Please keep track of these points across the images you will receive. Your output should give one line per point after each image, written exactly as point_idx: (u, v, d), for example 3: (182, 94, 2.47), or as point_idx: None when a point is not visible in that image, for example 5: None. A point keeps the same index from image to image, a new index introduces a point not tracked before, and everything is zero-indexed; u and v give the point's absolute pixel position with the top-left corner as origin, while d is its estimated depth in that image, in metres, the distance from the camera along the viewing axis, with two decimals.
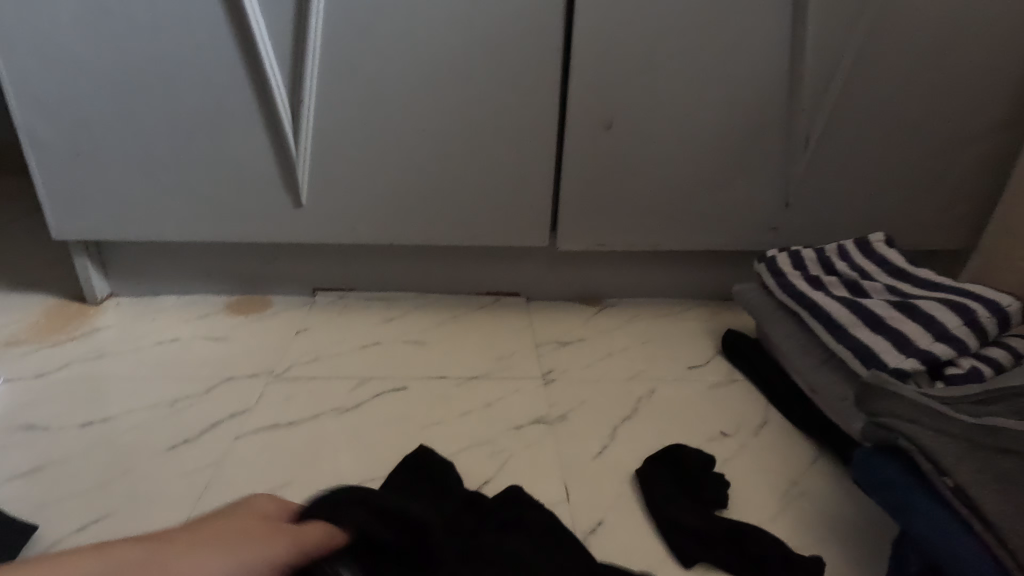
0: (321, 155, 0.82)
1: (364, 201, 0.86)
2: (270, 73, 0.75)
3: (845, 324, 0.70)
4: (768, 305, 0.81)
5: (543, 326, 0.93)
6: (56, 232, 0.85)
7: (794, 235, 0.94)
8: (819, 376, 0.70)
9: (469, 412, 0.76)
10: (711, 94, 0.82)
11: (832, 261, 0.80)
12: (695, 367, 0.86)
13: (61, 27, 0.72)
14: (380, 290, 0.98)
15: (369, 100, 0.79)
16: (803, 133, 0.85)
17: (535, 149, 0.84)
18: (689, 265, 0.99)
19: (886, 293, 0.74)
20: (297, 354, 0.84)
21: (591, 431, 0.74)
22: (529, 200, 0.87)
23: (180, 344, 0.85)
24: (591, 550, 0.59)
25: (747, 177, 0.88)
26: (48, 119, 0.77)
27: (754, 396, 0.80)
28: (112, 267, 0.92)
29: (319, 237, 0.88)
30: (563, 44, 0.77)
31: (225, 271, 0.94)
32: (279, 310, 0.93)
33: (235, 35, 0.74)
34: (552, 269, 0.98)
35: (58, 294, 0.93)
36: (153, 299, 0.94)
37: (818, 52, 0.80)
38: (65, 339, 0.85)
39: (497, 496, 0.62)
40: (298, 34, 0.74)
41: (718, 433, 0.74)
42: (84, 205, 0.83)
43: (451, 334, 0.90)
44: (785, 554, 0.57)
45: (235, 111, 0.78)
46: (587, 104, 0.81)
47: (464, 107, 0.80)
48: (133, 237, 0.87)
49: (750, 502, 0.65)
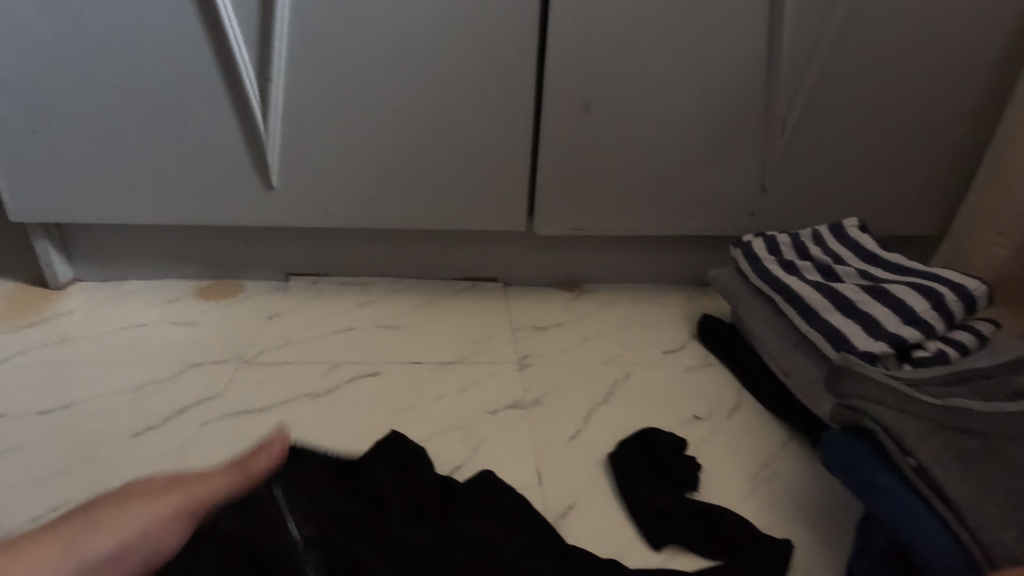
0: (291, 135, 0.80)
1: (336, 183, 0.84)
2: (236, 48, 0.72)
3: (817, 308, 0.70)
4: (743, 289, 0.82)
5: (520, 311, 0.92)
6: (14, 213, 0.82)
7: (770, 220, 0.94)
8: (791, 359, 0.71)
9: (443, 397, 0.75)
10: (689, 77, 0.81)
11: (807, 246, 0.80)
12: (670, 352, 0.86)
13: None
14: (355, 274, 0.96)
15: (340, 78, 0.76)
16: (780, 118, 0.85)
17: (511, 131, 0.82)
18: (667, 250, 0.99)
19: (858, 278, 0.74)
20: (268, 339, 0.82)
21: (566, 416, 0.73)
22: (505, 184, 0.86)
23: (147, 329, 0.83)
24: (561, 533, 0.60)
25: (724, 161, 0.88)
26: (1, 94, 0.74)
27: (728, 380, 0.81)
28: (75, 250, 0.89)
29: (290, 220, 0.86)
30: (540, 24, 0.76)
31: (194, 254, 0.92)
32: (251, 294, 0.91)
33: (198, 8, 0.71)
34: (529, 253, 0.97)
35: (18, 278, 0.90)
36: (119, 284, 0.92)
37: (796, 36, 0.79)
38: (25, 324, 0.82)
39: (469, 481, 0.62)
40: (265, 8, 0.71)
41: (692, 417, 0.74)
42: (42, 185, 0.80)
43: (427, 319, 0.89)
44: (751, 533, 0.58)
45: (200, 88, 0.75)
46: (563, 86, 0.79)
47: (439, 87, 0.78)
48: (96, 219, 0.84)
49: (720, 484, 0.66)
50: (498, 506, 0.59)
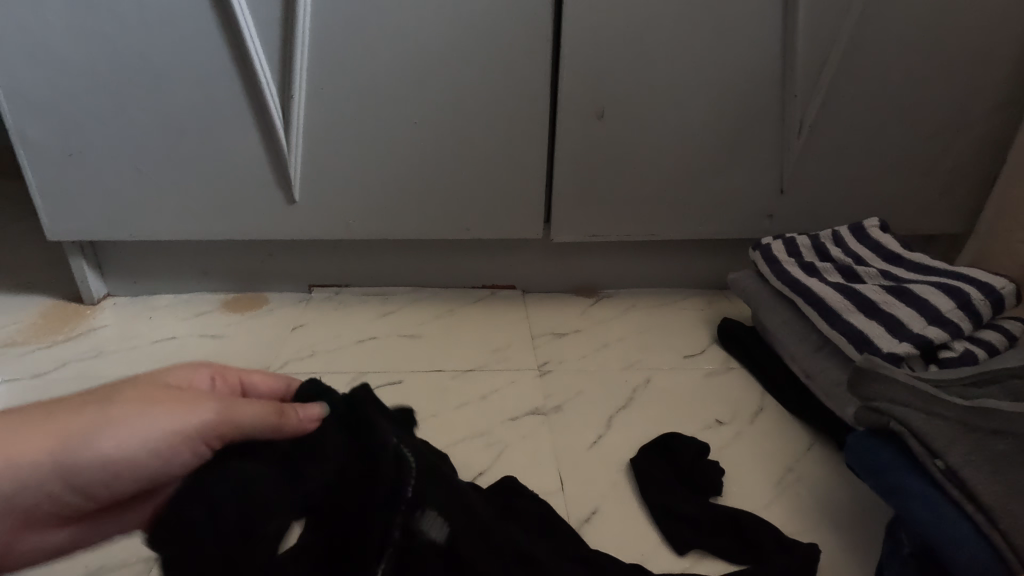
0: (312, 151, 0.82)
1: (357, 196, 0.86)
2: (260, 68, 0.75)
3: (839, 310, 0.69)
4: (763, 292, 0.81)
5: (539, 318, 0.93)
6: (50, 232, 0.85)
7: (789, 222, 0.94)
8: (814, 362, 0.70)
9: (466, 405, 0.76)
10: (703, 81, 0.81)
11: (827, 248, 0.80)
12: (690, 356, 0.85)
13: (49, 27, 0.72)
14: (376, 284, 0.98)
15: (359, 94, 0.78)
16: (796, 119, 0.85)
17: (527, 141, 0.83)
18: (684, 254, 0.99)
19: (881, 278, 0.73)
20: (293, 350, 0.84)
21: (586, 422, 0.74)
22: (522, 192, 0.87)
23: (177, 342, 0.85)
24: (585, 538, 0.60)
25: (741, 164, 0.88)
26: (38, 118, 0.77)
27: (750, 384, 0.80)
28: (108, 267, 0.93)
29: (313, 233, 0.88)
30: (553, 35, 0.77)
31: (221, 268, 0.94)
32: (276, 306, 0.94)
33: (223, 32, 0.73)
34: (547, 261, 0.98)
35: (55, 295, 0.93)
36: (150, 298, 0.95)
37: (810, 37, 0.79)
38: (62, 339, 0.85)
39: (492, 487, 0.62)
40: (286, 30, 0.73)
41: (714, 421, 0.74)
42: (77, 205, 0.83)
43: (447, 327, 0.90)
44: (779, 540, 0.57)
45: (225, 108, 0.78)
46: (578, 94, 0.80)
47: (455, 99, 0.80)
48: (128, 236, 0.87)
49: (745, 489, 0.66)
50: (525, 511, 0.58)
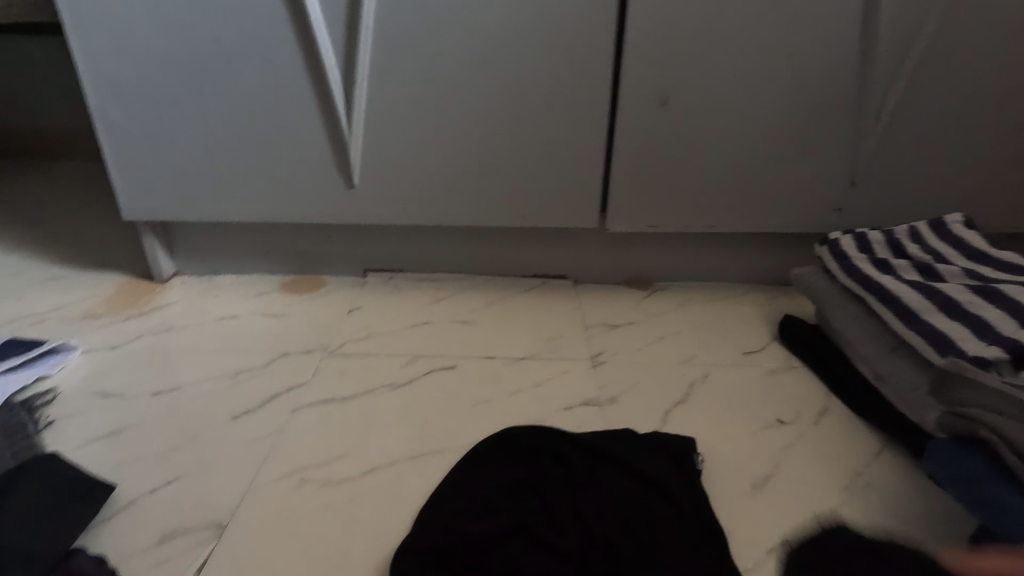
0: (373, 136, 0.83)
1: (414, 183, 0.86)
2: (325, 52, 0.76)
3: (918, 310, 0.66)
4: (830, 289, 0.78)
5: (592, 308, 0.92)
6: (126, 212, 0.89)
7: (859, 217, 0.89)
8: (888, 363, 0.67)
9: (519, 393, 0.75)
10: (777, 67, 0.78)
11: (903, 244, 0.76)
12: (750, 353, 0.83)
13: (133, 15, 0.75)
14: (429, 270, 0.99)
15: (420, 80, 0.79)
16: (874, 108, 0.80)
17: (587, 128, 0.82)
18: (745, 248, 0.96)
19: (964, 277, 0.69)
20: (349, 332, 0.86)
21: (642, 414, 0.72)
22: (580, 181, 0.86)
23: (241, 319, 0.88)
24: (621, 504, 0.57)
25: (810, 153, 0.84)
26: (120, 103, 0.81)
27: (814, 385, 0.77)
28: (177, 247, 0.97)
29: (372, 218, 0.89)
30: (618, 19, 0.75)
31: (282, 251, 0.97)
32: (332, 289, 0.96)
33: (291, 17, 0.74)
34: (601, 251, 0.96)
35: (128, 272, 0.98)
36: (215, 277, 0.98)
37: (895, 21, 0.74)
38: (136, 313, 0.89)
39: (520, 509, 0.56)
40: (352, 16, 0.74)
41: (775, 421, 0.71)
42: (151, 187, 0.87)
43: (500, 314, 0.90)
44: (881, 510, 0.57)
45: (293, 93, 0.80)
46: (641, 81, 0.78)
47: (516, 85, 0.79)
48: (197, 217, 0.90)
49: (809, 492, 0.62)
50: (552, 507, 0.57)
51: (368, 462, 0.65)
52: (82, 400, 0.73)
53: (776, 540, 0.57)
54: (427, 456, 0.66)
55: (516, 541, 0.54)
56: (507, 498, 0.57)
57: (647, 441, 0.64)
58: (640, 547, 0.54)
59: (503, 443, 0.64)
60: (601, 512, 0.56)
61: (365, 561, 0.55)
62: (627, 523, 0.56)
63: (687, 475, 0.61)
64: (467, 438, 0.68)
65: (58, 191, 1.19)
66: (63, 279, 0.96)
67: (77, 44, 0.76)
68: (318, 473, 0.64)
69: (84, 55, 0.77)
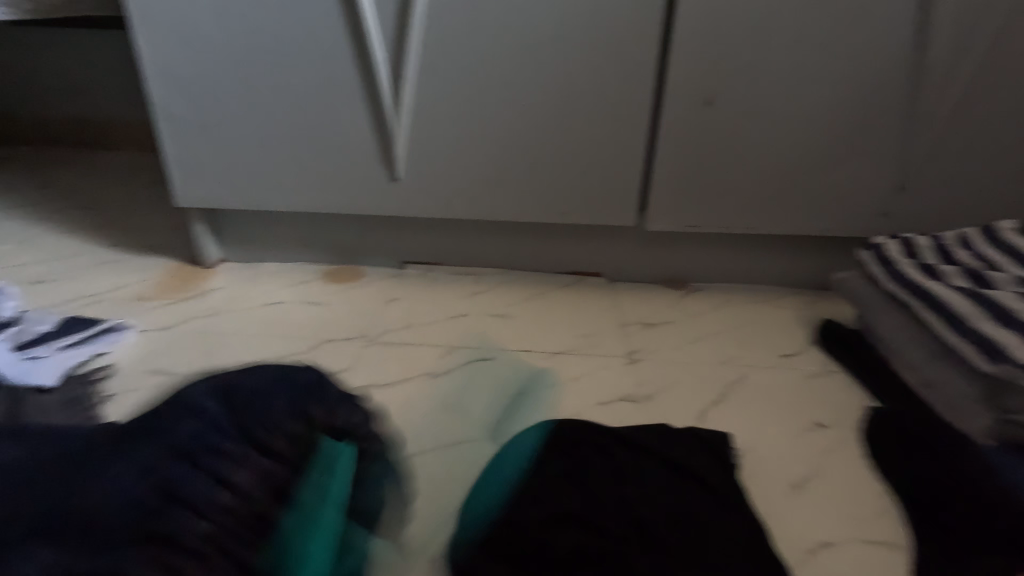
0: (418, 130, 0.84)
1: (457, 176, 0.88)
2: (376, 47, 0.78)
3: (967, 317, 0.65)
4: (874, 294, 0.77)
5: (628, 306, 0.93)
6: (180, 200, 0.92)
7: (905, 222, 0.88)
8: (934, 370, 0.67)
9: (557, 386, 0.76)
10: (826, 68, 0.77)
11: (952, 251, 0.74)
12: (788, 356, 0.82)
13: (194, 9, 0.77)
14: (467, 264, 1.00)
15: (467, 76, 0.80)
16: (924, 112, 0.79)
17: (630, 126, 0.82)
18: (785, 250, 0.95)
19: (1016, 285, 0.67)
20: (389, 321, 0.88)
21: (679, 412, 0.72)
22: (621, 179, 0.86)
23: (285, 306, 0.91)
24: (663, 496, 0.58)
25: (857, 157, 0.83)
26: (179, 95, 0.84)
27: (855, 389, 0.76)
28: (224, 234, 1.00)
29: (414, 210, 0.91)
30: (665, 18, 0.75)
31: (324, 241, 1.00)
32: (372, 280, 0.98)
33: (344, 12, 0.76)
34: (638, 250, 0.96)
35: (178, 258, 1.02)
36: (259, 265, 1.01)
37: (950, 24, 0.73)
38: (186, 297, 0.93)
39: (566, 499, 0.57)
40: (403, 12, 0.75)
41: (814, 424, 0.71)
42: (204, 176, 0.90)
43: (537, 309, 0.91)
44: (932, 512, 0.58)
45: (343, 86, 0.82)
46: (686, 81, 0.79)
47: (561, 82, 0.80)
48: (247, 206, 0.93)
49: (850, 496, 0.62)
50: (597, 495, 0.57)
51: (410, 448, 0.67)
52: (137, 377, 0.77)
53: (814, 541, 0.57)
54: (467, 444, 0.67)
55: (565, 531, 0.54)
56: (550, 486, 0.59)
57: (684, 434, 0.65)
58: (682, 537, 0.54)
59: (543, 436, 0.65)
60: (643, 504, 0.57)
61: (410, 542, 0.57)
62: (670, 512, 0.56)
63: (729, 471, 0.61)
64: (505, 428, 0.70)
65: (111, 178, 1.24)
66: (118, 261, 1.00)
67: (140, 38, 0.80)
68: None
69: (146, 48, 0.80)
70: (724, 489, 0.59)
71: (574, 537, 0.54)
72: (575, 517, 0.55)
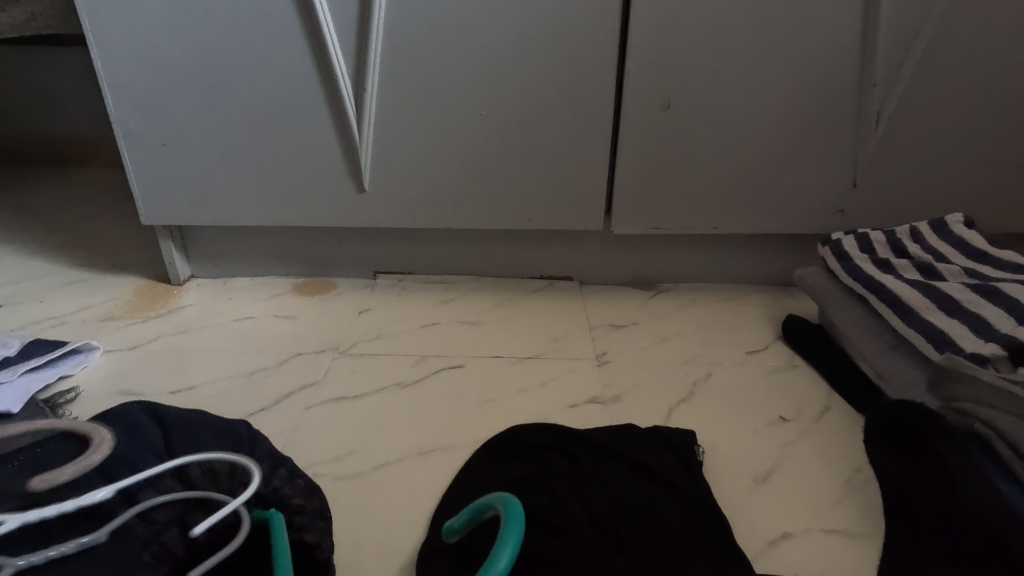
0: (383, 141, 0.85)
1: (423, 186, 0.88)
2: (337, 61, 0.78)
3: (917, 309, 0.67)
4: (833, 289, 0.79)
5: (597, 309, 0.94)
6: (145, 217, 0.91)
7: (862, 218, 0.91)
8: (889, 361, 0.69)
9: (527, 390, 0.77)
10: (778, 70, 0.79)
11: (904, 244, 0.77)
12: (754, 352, 0.84)
13: (152, 26, 0.77)
14: (437, 273, 1.01)
15: (428, 86, 0.81)
16: (874, 111, 0.82)
17: (592, 133, 0.84)
18: (748, 249, 0.97)
19: (964, 276, 0.70)
20: (360, 332, 0.88)
21: (646, 412, 0.73)
22: (585, 184, 0.88)
23: (255, 320, 0.91)
24: (629, 495, 0.59)
25: (812, 156, 0.85)
26: (140, 112, 0.83)
27: (817, 383, 0.78)
28: (193, 251, 0.99)
29: (381, 221, 0.92)
30: (620, 25, 0.77)
31: (294, 254, 1.00)
32: (343, 291, 0.98)
33: (303, 26, 0.77)
34: (606, 253, 0.98)
35: (146, 276, 1.01)
36: (229, 280, 1.01)
37: (894, 25, 0.76)
38: (153, 315, 0.92)
39: (532, 504, 0.58)
40: (363, 26, 0.76)
41: (778, 418, 0.72)
42: (168, 191, 0.89)
43: (507, 315, 0.92)
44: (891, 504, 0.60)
45: (305, 99, 0.82)
46: (645, 87, 0.80)
47: (521, 91, 0.81)
48: (214, 221, 0.93)
49: (811, 487, 0.64)
50: (563, 498, 0.58)
51: (379, 459, 0.67)
52: (104, 398, 0.76)
53: (776, 533, 0.59)
54: (436, 452, 0.68)
55: (531, 535, 0.55)
56: (518, 492, 0.59)
57: (649, 436, 0.66)
58: (645, 536, 0.55)
59: (511, 442, 0.65)
60: (608, 506, 0.58)
61: (378, 553, 0.57)
62: (633, 512, 0.57)
63: (691, 466, 0.63)
64: (475, 435, 0.70)
65: (78, 197, 1.22)
66: (83, 282, 0.99)
67: (98, 56, 0.79)
68: (331, 468, 0.66)
69: (105, 66, 0.80)
70: (685, 485, 0.60)
71: (539, 542, 0.54)
72: (542, 521, 0.56)
